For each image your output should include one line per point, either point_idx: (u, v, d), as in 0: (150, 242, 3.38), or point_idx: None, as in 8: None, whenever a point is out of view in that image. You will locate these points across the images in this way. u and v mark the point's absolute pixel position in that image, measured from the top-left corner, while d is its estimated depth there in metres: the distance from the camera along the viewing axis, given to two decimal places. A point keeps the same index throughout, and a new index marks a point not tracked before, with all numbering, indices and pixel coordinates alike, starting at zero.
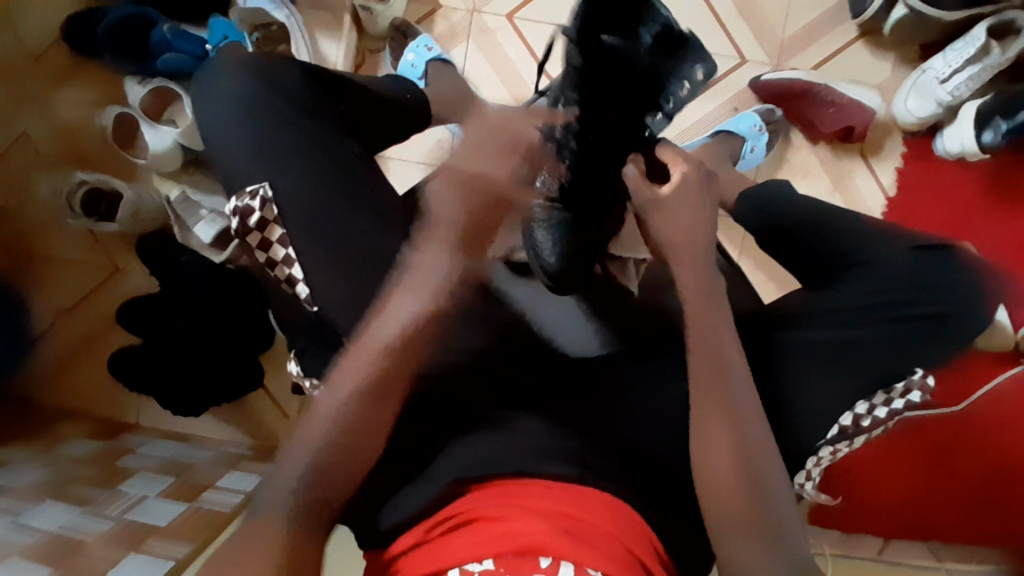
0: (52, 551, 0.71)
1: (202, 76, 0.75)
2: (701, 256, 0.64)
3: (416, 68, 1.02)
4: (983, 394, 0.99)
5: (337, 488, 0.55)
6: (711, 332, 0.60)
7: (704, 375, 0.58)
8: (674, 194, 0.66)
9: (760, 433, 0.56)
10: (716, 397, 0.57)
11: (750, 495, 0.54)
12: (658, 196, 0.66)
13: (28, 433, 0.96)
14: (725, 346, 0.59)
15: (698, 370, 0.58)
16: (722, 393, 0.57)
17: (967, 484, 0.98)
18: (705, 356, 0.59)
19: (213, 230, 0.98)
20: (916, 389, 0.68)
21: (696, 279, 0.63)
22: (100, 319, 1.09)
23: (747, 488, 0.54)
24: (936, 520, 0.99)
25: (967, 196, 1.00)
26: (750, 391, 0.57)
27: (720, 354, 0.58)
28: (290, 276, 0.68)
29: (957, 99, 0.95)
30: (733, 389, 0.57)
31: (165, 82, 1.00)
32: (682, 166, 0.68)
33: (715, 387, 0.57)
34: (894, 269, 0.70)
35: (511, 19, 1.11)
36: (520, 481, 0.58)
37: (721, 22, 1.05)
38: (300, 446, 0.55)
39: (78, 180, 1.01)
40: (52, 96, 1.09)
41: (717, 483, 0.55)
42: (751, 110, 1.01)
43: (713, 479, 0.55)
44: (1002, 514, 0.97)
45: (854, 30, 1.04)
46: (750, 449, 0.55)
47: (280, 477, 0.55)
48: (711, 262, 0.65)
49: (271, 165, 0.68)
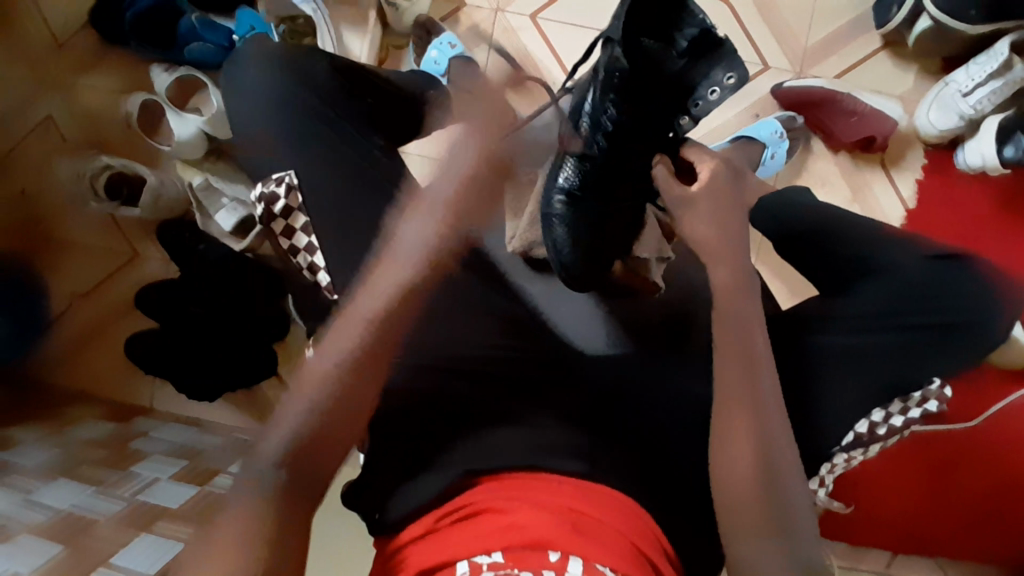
0: (63, 529, 0.72)
1: (232, 62, 0.75)
2: (728, 248, 0.64)
3: (439, 66, 1.02)
4: (993, 412, 0.98)
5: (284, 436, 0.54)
6: (742, 331, 0.60)
7: (729, 368, 0.58)
8: (703, 188, 0.66)
9: (780, 430, 0.56)
10: (744, 397, 0.57)
11: (761, 495, 0.54)
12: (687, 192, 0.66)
13: (42, 413, 0.97)
14: (753, 344, 0.59)
15: (726, 365, 0.59)
16: (750, 395, 0.57)
17: (981, 500, 0.98)
18: (733, 352, 0.59)
19: (234, 218, 0.99)
20: (933, 399, 0.71)
21: (719, 267, 0.63)
22: (112, 305, 1.09)
23: (761, 489, 0.54)
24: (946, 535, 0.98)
25: (983, 211, 1.00)
26: (776, 393, 0.57)
27: (750, 354, 0.58)
28: (311, 263, 0.70)
29: (979, 112, 0.95)
30: (760, 389, 0.57)
31: (191, 71, 1.01)
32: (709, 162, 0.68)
33: (744, 386, 0.57)
34: (913, 279, 0.70)
35: (534, 19, 1.11)
36: (532, 477, 0.58)
37: (743, 29, 1.05)
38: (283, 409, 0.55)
39: (102, 165, 1.02)
40: (75, 83, 1.10)
41: (730, 479, 0.55)
42: (772, 117, 1.01)
43: (728, 477, 0.55)
44: (1003, 526, 0.96)
45: (878, 41, 1.04)
46: (769, 447, 0.55)
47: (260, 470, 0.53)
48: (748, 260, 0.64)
49: (300, 155, 0.69)
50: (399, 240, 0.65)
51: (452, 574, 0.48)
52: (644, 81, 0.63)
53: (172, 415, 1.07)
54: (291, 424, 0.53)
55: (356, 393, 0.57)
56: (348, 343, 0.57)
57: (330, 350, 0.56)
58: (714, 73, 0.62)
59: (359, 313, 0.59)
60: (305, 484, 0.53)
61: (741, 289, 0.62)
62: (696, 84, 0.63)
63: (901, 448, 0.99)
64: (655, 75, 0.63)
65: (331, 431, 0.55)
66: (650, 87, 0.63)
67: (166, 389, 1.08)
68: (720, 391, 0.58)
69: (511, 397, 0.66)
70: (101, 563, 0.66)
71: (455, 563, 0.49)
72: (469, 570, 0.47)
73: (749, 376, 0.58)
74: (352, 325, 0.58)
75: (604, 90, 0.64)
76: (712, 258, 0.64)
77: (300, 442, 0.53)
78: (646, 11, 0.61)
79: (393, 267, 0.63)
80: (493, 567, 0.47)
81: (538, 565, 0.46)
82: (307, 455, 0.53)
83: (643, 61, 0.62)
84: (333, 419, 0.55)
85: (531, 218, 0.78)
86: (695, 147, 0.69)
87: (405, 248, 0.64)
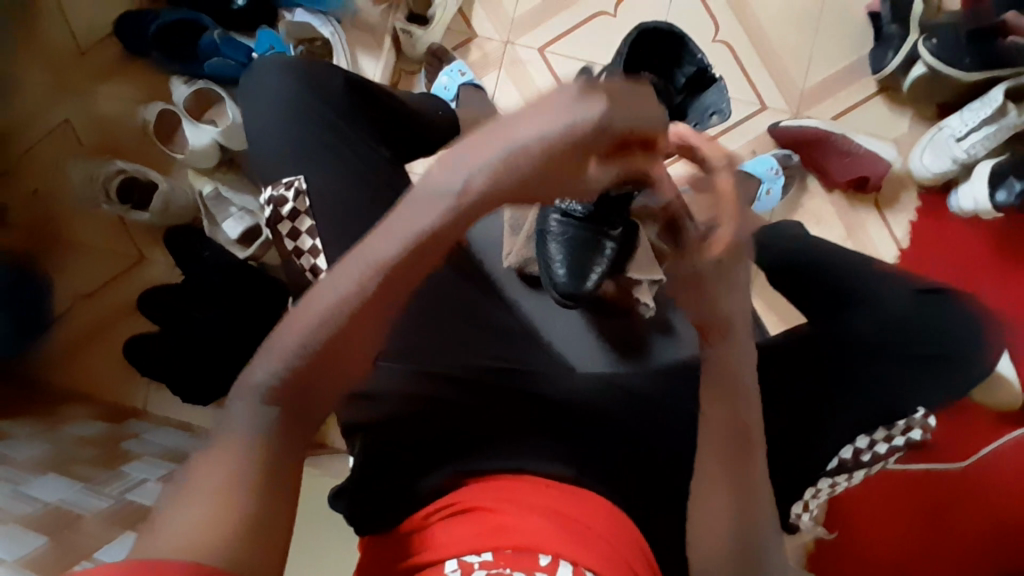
0: (48, 523, 0.73)
1: (251, 74, 0.79)
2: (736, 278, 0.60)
3: (448, 91, 1.07)
4: (987, 454, 0.98)
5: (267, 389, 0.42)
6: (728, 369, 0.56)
7: (715, 400, 0.55)
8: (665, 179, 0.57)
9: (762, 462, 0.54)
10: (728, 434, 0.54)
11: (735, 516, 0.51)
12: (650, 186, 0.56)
13: (37, 410, 0.98)
14: (745, 379, 0.56)
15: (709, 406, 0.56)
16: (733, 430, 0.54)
17: (978, 544, 0.94)
18: (714, 383, 0.56)
19: (240, 227, 1.04)
20: (916, 428, 0.71)
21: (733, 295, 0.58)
22: (117, 308, 1.11)
23: (734, 507, 0.51)
24: None
25: (977, 254, 1.01)
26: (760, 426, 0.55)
27: (737, 384, 0.56)
28: (314, 267, 0.69)
29: (972, 157, 0.97)
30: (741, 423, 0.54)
31: (209, 85, 1.05)
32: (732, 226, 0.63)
33: (724, 419, 0.55)
34: (900, 310, 0.71)
35: (542, 52, 1.15)
36: (516, 476, 0.59)
37: (742, 69, 1.09)
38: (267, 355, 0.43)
39: (116, 169, 1.05)
40: (98, 91, 1.14)
41: (706, 502, 0.52)
42: (769, 154, 1.04)
43: (704, 501, 0.52)
44: None
45: (873, 85, 1.07)
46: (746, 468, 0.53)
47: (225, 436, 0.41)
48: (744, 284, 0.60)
49: (308, 162, 0.72)
50: (464, 153, 0.44)
51: (441, 571, 0.49)
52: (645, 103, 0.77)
53: (165, 419, 1.07)
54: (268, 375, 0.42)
55: (345, 350, 0.43)
56: (339, 297, 0.43)
57: (321, 298, 0.43)
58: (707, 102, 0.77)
59: (367, 251, 0.43)
60: (297, 412, 0.42)
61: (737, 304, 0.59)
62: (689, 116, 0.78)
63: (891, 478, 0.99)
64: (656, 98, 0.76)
65: (314, 398, 0.43)
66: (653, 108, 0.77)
67: (162, 393, 1.09)
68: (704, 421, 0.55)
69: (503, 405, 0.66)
70: (83, 557, 0.66)
71: (443, 563, 0.50)
72: (459, 569, 0.48)
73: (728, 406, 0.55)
74: (358, 261, 0.43)
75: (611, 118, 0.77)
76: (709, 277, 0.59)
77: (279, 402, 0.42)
78: (646, 46, 0.75)
79: (422, 192, 0.44)
80: (485, 566, 0.48)
81: (530, 567, 0.48)
82: (284, 427, 0.42)
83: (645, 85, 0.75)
84: (316, 380, 0.43)
85: (528, 235, 0.80)
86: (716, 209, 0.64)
87: (443, 183, 0.44)
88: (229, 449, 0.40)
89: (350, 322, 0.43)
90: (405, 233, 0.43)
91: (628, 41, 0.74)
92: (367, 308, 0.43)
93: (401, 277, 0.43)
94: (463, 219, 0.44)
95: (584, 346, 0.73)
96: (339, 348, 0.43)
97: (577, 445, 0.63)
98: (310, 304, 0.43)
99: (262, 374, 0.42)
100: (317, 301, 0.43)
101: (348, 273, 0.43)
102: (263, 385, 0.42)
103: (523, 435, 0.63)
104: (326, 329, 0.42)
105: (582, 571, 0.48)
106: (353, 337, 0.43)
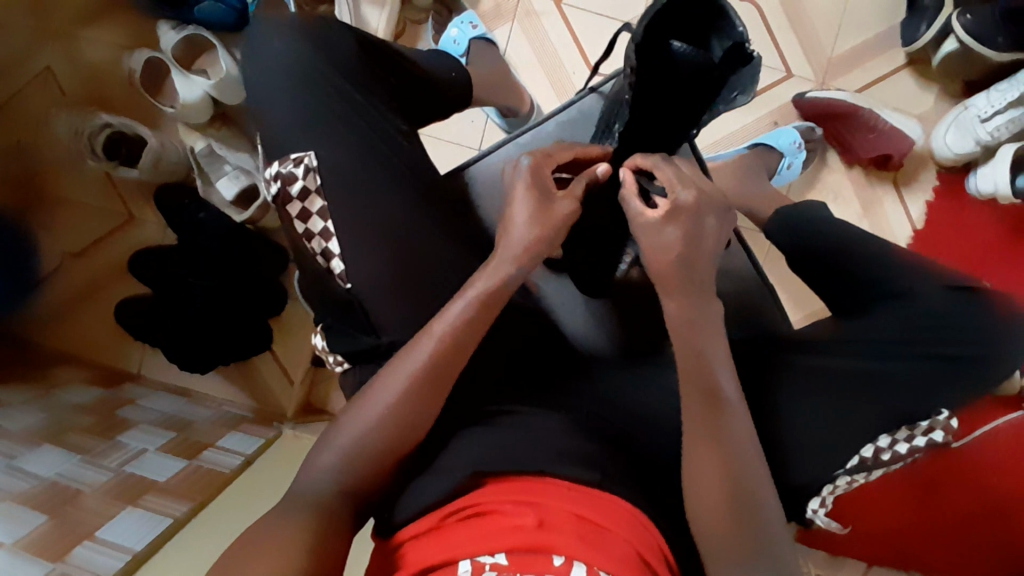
0: (46, 499, 0.71)
1: (252, 30, 0.71)
2: (694, 257, 0.59)
3: (458, 45, 0.99)
4: (981, 434, 1.00)
5: (333, 480, 0.55)
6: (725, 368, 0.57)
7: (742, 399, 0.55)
8: (675, 216, 0.59)
9: None
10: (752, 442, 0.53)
11: (750, 517, 0.51)
12: (656, 221, 0.59)
13: (27, 373, 0.95)
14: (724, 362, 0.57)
15: (692, 407, 0.55)
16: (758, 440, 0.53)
17: (975, 527, 0.99)
18: (703, 380, 0.55)
19: (235, 187, 0.97)
20: (938, 429, 0.69)
21: (677, 264, 0.59)
22: (107, 266, 1.06)
23: (739, 520, 0.50)
24: (945, 562, 0.99)
25: (991, 236, 1.00)
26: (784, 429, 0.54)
27: (697, 352, 0.57)
28: (325, 250, 0.66)
29: (995, 140, 0.95)
30: (724, 421, 0.54)
31: (198, 30, 0.97)
32: (693, 187, 0.60)
33: (714, 421, 0.54)
34: (928, 307, 0.70)
35: (559, 5, 1.08)
36: (538, 478, 0.55)
37: (770, 34, 1.05)
38: (328, 453, 0.57)
39: (102, 123, 0.97)
40: (78, 34, 1.05)
41: (702, 502, 0.52)
42: (792, 126, 1.00)
43: (702, 508, 0.52)
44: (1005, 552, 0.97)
45: (902, 57, 1.03)
46: (742, 468, 0.52)
47: (288, 521, 0.52)
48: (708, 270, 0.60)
49: (321, 132, 0.67)
50: (494, 261, 0.63)
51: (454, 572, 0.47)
52: (660, 77, 0.63)
53: (163, 384, 1.04)
54: (348, 437, 0.57)
55: (405, 433, 0.58)
56: (389, 394, 0.58)
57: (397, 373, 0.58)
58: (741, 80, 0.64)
59: (432, 335, 0.59)
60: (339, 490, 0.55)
61: (700, 250, 0.60)
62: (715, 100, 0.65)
63: (903, 471, 1.01)
64: (682, 71, 0.63)
65: (375, 459, 0.57)
66: (671, 83, 0.63)
67: (158, 356, 1.06)
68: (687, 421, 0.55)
69: (515, 400, 0.66)
70: (86, 536, 0.67)
71: (458, 562, 0.48)
72: (471, 569, 0.47)
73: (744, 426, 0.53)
74: (403, 367, 0.58)
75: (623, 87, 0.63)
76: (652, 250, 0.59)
77: (357, 452, 0.56)
78: (677, 14, 0.62)
79: (463, 300, 0.61)
80: (497, 569, 0.46)
81: (541, 569, 0.45)
82: (365, 465, 0.56)
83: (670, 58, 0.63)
84: (392, 431, 0.57)
85: None
86: (673, 169, 0.62)
87: (470, 291, 0.61)
88: (290, 522, 0.52)
89: (410, 406, 0.58)
90: (446, 328, 0.59)
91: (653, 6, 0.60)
92: (426, 380, 0.58)
93: (448, 359, 0.59)
94: (480, 313, 0.60)
95: (583, 327, 0.76)
96: (412, 409, 0.58)
97: (599, 442, 0.62)
98: (386, 377, 0.59)
99: (342, 438, 0.57)
100: (385, 388, 0.58)
101: (418, 354, 0.58)
102: (328, 476, 0.56)
103: (544, 431, 0.62)
104: (402, 392, 0.58)
105: (596, 573, 0.46)
106: (420, 403, 0.58)
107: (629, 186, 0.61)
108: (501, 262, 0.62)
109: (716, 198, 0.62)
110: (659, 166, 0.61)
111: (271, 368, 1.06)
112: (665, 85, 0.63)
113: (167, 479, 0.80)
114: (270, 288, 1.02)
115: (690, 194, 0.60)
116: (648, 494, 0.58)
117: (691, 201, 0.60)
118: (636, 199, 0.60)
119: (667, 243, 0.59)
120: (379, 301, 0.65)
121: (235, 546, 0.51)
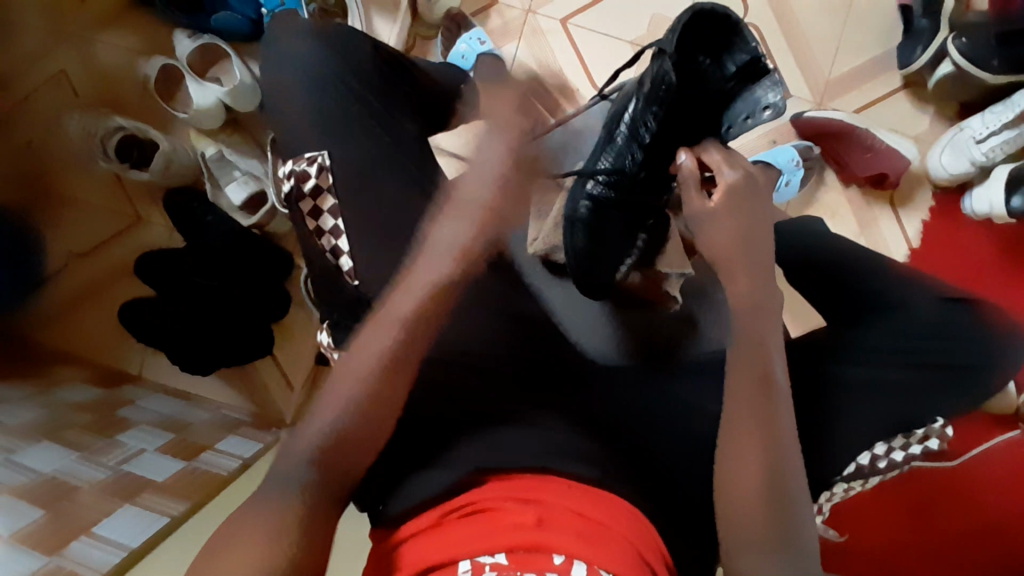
0: (42, 492, 0.71)
1: (266, 40, 0.74)
2: (753, 239, 0.61)
3: (466, 60, 1.02)
4: (975, 454, 1.01)
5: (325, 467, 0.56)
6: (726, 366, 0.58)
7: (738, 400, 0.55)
8: (723, 197, 0.62)
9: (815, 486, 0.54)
10: (754, 430, 0.53)
11: (767, 516, 0.50)
12: (704, 203, 0.62)
13: (30, 371, 0.95)
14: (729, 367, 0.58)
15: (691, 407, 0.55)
16: (761, 429, 0.53)
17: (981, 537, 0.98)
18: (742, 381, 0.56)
19: (244, 193, 1.01)
20: (934, 437, 0.73)
21: (729, 249, 0.61)
22: (111, 268, 1.07)
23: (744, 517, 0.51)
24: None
25: (983, 257, 1.02)
26: (789, 424, 0.54)
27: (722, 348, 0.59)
28: (335, 247, 0.67)
29: (991, 160, 0.97)
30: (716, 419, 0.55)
31: (215, 39, 1.01)
32: (740, 169, 0.63)
33: (755, 419, 0.54)
34: (924, 318, 0.70)
35: (564, 24, 1.12)
36: (540, 476, 0.56)
37: (769, 55, 1.08)
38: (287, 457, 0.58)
39: (116, 126, 1.01)
40: (93, 40, 1.08)
41: (737, 495, 0.52)
42: (791, 145, 1.03)
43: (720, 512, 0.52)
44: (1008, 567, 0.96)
45: (898, 80, 1.06)
46: (779, 466, 0.52)
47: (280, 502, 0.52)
48: (765, 256, 0.61)
49: (333, 131, 0.68)
50: (450, 237, 0.66)
51: (453, 573, 0.47)
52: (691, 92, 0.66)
53: (162, 385, 1.05)
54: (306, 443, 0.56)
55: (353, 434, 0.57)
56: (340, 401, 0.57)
57: (367, 352, 0.59)
58: (754, 100, 0.66)
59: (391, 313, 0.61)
60: None
61: (750, 234, 0.61)
62: (735, 107, 0.66)
63: (901, 483, 1.01)
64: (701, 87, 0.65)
65: (336, 465, 0.55)
66: (698, 99, 0.66)
67: (160, 360, 1.06)
68: (732, 405, 0.55)
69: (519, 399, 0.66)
70: (82, 531, 0.67)
71: (457, 562, 0.48)
72: (472, 569, 0.47)
73: (750, 427, 0.53)
74: (348, 375, 0.58)
75: (649, 100, 0.67)
76: (714, 249, 0.61)
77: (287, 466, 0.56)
78: (702, 31, 0.63)
79: (402, 291, 0.63)
80: (496, 569, 0.46)
81: (542, 567, 0.46)
82: (334, 468, 0.55)
83: (696, 76, 0.65)
84: (360, 426, 0.57)
85: (555, 221, 0.77)
86: (720, 152, 0.65)
87: (438, 247, 0.65)
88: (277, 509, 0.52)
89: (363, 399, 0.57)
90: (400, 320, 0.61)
91: (677, 22, 0.62)
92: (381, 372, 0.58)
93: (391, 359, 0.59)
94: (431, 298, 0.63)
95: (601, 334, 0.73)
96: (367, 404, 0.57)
97: (600, 443, 0.62)
98: (353, 359, 0.59)
99: (301, 446, 0.56)
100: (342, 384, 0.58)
101: (369, 344, 0.59)
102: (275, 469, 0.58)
103: (545, 429, 0.62)
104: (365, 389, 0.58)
105: (598, 573, 0.46)
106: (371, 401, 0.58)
107: (687, 165, 0.64)
108: (433, 258, 0.65)
109: (760, 178, 0.65)
110: (707, 150, 0.65)
111: (271, 372, 1.06)
112: (695, 102, 0.66)
113: (163, 479, 0.81)
114: (275, 292, 1.03)
115: (739, 173, 0.63)
116: (644, 492, 0.60)
117: (740, 180, 0.63)
118: (690, 183, 0.63)
119: (720, 225, 0.61)
120: (385, 298, 0.66)
121: (227, 531, 0.51)
